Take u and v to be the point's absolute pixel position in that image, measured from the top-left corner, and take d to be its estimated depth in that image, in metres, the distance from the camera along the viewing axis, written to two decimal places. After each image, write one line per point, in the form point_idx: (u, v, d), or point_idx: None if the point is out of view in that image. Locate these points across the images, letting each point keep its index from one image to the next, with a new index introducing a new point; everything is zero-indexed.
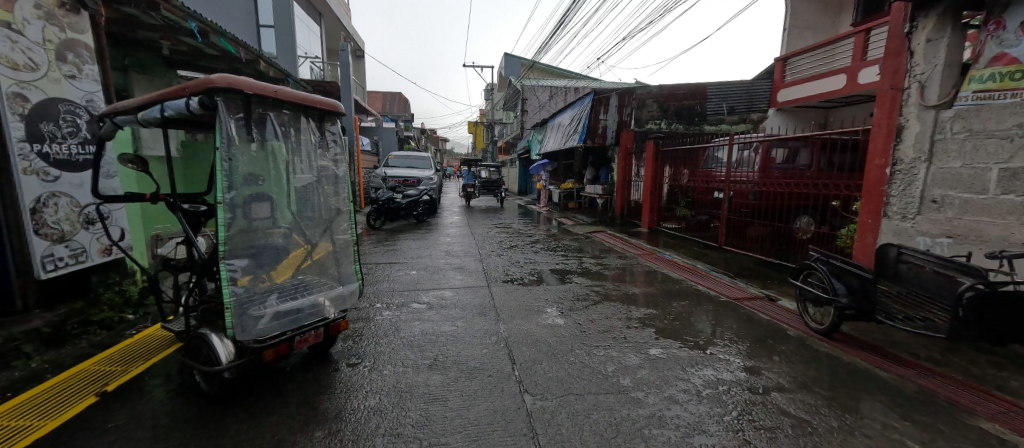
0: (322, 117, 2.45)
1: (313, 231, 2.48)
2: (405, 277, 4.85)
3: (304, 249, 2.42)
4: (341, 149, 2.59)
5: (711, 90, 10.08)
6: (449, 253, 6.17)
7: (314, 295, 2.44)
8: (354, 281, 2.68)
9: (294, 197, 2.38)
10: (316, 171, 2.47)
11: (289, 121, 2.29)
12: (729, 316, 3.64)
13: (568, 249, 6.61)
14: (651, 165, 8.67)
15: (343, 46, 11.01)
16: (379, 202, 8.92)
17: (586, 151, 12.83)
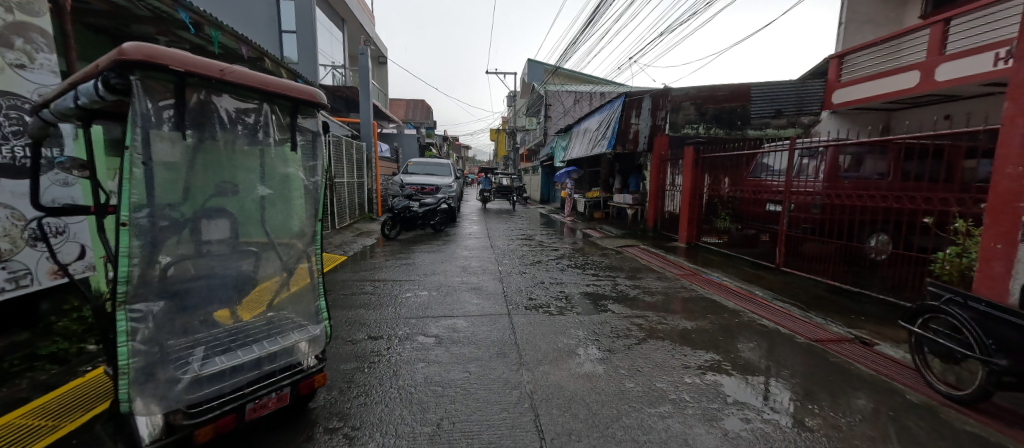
0: (295, 108, 1.90)
1: (284, 258, 1.98)
2: (414, 299, 4.23)
3: (280, 277, 1.96)
4: (321, 152, 2.04)
5: (756, 91, 9.16)
6: (466, 270, 5.55)
7: (279, 342, 1.84)
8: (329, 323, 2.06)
9: (258, 215, 1.92)
10: (280, 181, 1.94)
11: (245, 113, 1.74)
12: (817, 367, 2.84)
13: (599, 267, 5.87)
14: (689, 174, 7.82)
15: (363, 50, 10.67)
16: (395, 210, 8.42)
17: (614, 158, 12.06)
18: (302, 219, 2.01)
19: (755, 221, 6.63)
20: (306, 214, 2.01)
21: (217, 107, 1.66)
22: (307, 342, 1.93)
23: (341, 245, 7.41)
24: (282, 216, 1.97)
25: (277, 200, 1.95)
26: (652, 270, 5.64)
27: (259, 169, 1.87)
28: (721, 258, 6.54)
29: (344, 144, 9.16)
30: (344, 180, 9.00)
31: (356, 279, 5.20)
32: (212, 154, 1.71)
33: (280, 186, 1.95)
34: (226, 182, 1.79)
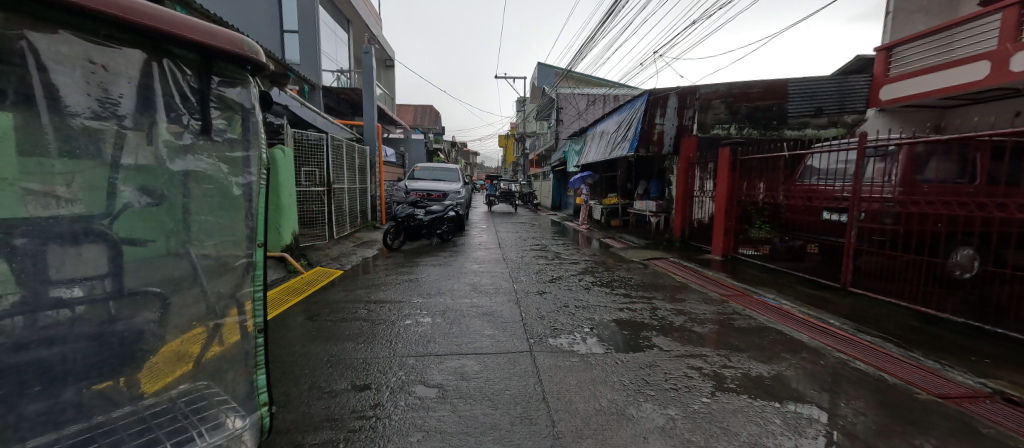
0: (209, 64, 1.43)
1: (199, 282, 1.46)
2: (414, 329, 3.50)
3: (204, 329, 1.47)
4: (251, 132, 1.56)
5: (793, 87, 8.33)
6: (476, 289, 4.81)
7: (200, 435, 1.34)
8: (257, 402, 1.60)
9: (160, 225, 1.39)
10: (188, 190, 1.43)
11: (126, 71, 1.26)
12: (971, 444, 2.02)
13: (629, 285, 5.09)
14: (723, 178, 7.00)
15: (367, 49, 10.06)
16: (399, 219, 7.76)
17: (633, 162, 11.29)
18: (223, 241, 1.52)
19: (807, 231, 5.78)
20: (226, 230, 1.53)
21: (57, 80, 1.14)
22: (241, 435, 1.45)
23: (339, 257, 6.72)
24: (190, 240, 1.45)
25: (181, 218, 1.42)
26: (694, 290, 4.85)
27: (145, 177, 1.34)
28: (767, 274, 5.70)
29: (346, 147, 8.54)
30: (345, 187, 8.34)
31: (349, 300, 4.48)
32: (62, 158, 1.17)
33: (184, 196, 1.43)
34: (95, 197, 1.24)
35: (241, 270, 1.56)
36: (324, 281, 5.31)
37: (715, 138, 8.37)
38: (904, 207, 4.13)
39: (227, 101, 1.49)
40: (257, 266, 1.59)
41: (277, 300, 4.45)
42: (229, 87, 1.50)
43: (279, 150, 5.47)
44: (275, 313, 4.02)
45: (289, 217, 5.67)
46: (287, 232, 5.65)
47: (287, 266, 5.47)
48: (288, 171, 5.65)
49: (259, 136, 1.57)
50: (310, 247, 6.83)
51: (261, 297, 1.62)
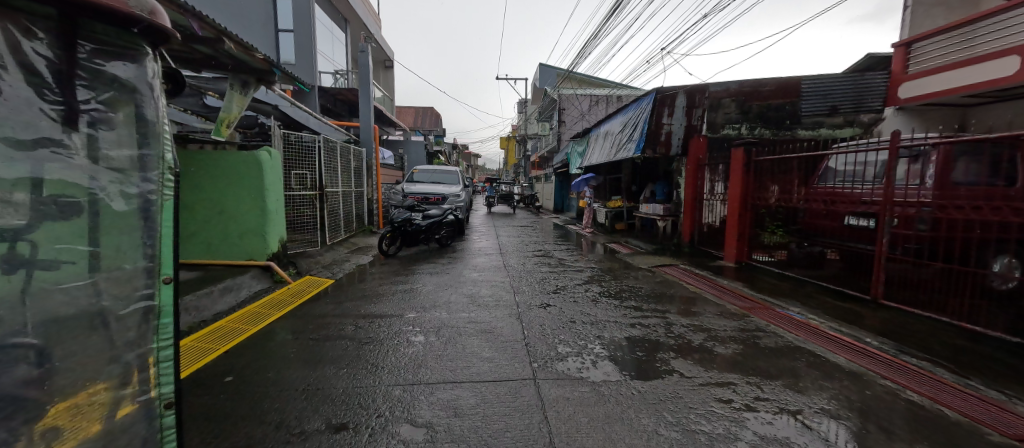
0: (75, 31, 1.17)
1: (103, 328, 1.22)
2: (403, 351, 3.13)
3: (110, 388, 1.25)
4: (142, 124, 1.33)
5: (807, 85, 7.97)
6: (474, 302, 4.44)
7: None
8: None
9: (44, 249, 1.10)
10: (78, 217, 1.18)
11: None
12: None
13: (639, 296, 4.71)
14: (737, 180, 6.62)
15: (363, 48, 9.75)
16: (394, 224, 7.42)
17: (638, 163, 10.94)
18: (120, 279, 1.27)
19: (830, 237, 5.39)
20: (125, 263, 1.28)
21: None
22: None
23: (331, 265, 6.37)
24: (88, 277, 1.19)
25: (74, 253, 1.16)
26: (710, 302, 4.47)
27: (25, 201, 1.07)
28: (786, 284, 5.32)
29: (340, 149, 8.21)
30: (339, 190, 8.00)
31: (336, 314, 4.13)
32: None
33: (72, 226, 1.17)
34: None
35: (140, 318, 1.32)
36: (312, 292, 4.96)
37: (726, 139, 8.00)
38: (943, 212, 3.74)
39: (120, 81, 1.27)
40: (163, 314, 1.39)
41: (258, 314, 4.10)
42: (117, 63, 1.27)
43: (265, 152, 5.14)
44: (254, 330, 3.67)
45: (276, 223, 5.33)
46: (274, 238, 5.31)
47: (273, 276, 5.12)
48: (275, 175, 5.31)
49: (163, 132, 1.39)
50: (301, 255, 6.48)
51: (172, 353, 1.43)
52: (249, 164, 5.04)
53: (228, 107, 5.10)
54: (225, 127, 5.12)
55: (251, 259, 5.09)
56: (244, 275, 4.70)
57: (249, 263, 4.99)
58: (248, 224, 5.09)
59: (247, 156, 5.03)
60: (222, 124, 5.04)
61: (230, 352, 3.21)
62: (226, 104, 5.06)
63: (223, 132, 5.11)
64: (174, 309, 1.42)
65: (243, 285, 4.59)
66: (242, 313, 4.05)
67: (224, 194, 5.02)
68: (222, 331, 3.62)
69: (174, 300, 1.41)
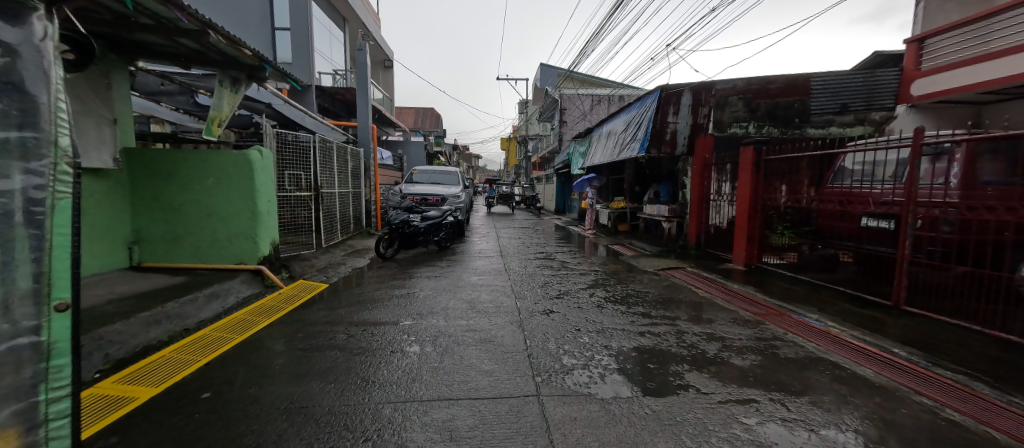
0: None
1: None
2: (397, 363, 2.92)
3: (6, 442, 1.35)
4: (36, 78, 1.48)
5: (816, 82, 7.75)
6: (473, 308, 4.22)
7: None
8: None
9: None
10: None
11: None
12: None
13: (646, 302, 4.49)
14: (745, 179, 6.39)
15: (361, 45, 9.55)
16: (392, 225, 7.20)
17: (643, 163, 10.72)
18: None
19: (844, 239, 5.16)
20: (7, 296, 1.38)
21: None
22: None
23: (326, 268, 6.16)
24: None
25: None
26: (721, 307, 4.25)
27: None
28: (800, 288, 5.10)
29: (336, 149, 8.01)
30: (335, 191, 7.80)
31: (328, 321, 3.92)
32: None
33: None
34: None
35: (28, 359, 1.43)
36: (305, 298, 4.75)
37: (733, 138, 7.78)
38: (970, 214, 3.52)
39: (9, 45, 1.41)
40: (56, 354, 1.51)
41: (246, 321, 3.89)
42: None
43: (256, 151, 4.93)
44: (240, 340, 3.46)
45: (267, 226, 5.12)
46: (266, 242, 5.10)
47: (265, 280, 4.92)
48: (266, 175, 5.10)
49: (57, 108, 1.55)
50: (295, 258, 6.28)
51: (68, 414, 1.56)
52: (239, 164, 4.83)
53: (218, 104, 4.78)
54: (217, 127, 4.79)
55: (241, 263, 4.89)
56: (233, 280, 4.49)
57: (238, 267, 4.79)
58: (238, 226, 4.88)
59: (236, 156, 4.81)
60: (213, 123, 4.72)
61: (212, 363, 3.00)
62: (216, 102, 4.75)
63: (215, 132, 4.79)
64: (68, 348, 1.55)
65: (232, 291, 4.39)
66: (229, 321, 3.84)
67: (213, 195, 4.81)
68: (206, 340, 3.41)
69: (69, 334, 1.54)
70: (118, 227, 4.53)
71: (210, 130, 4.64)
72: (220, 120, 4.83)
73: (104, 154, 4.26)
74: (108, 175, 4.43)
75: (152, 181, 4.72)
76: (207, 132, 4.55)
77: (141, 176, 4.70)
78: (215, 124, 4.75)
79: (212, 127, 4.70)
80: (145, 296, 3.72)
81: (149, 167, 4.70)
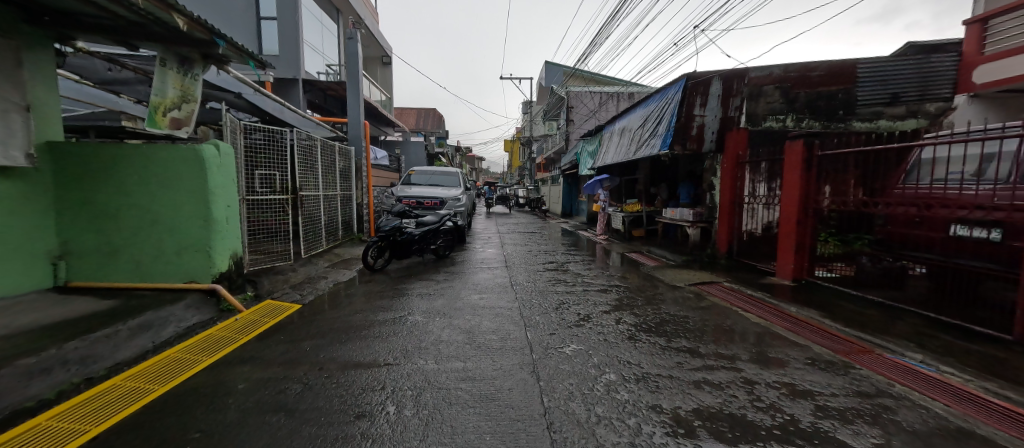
0: None
1: None
2: (362, 441, 2.03)
3: None
4: None
5: (863, 70, 6.84)
6: (471, 343, 3.31)
7: None
8: None
9: None
10: None
11: None
12: None
13: (690, 332, 3.56)
14: (790, 178, 5.40)
15: (352, 34, 8.71)
16: (383, 232, 6.31)
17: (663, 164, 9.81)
18: None
19: (924, 251, 4.23)
20: None
21: None
22: None
23: (302, 283, 5.28)
24: None
25: None
26: (790, 343, 3.33)
27: None
28: (873, 312, 4.17)
29: (320, 147, 7.14)
30: (319, 194, 6.94)
31: (285, 361, 3.04)
32: None
33: None
34: None
35: None
36: (268, 324, 3.89)
37: (769, 132, 6.84)
38: None
39: None
40: None
41: (181, 362, 3.02)
42: None
43: (210, 146, 4.06)
44: (160, 392, 2.57)
45: (226, 236, 4.25)
46: (225, 256, 4.24)
47: (220, 302, 4.06)
48: (224, 175, 4.24)
49: None
50: (267, 272, 5.41)
51: None
52: (189, 162, 3.96)
53: (161, 89, 3.94)
54: (161, 115, 3.94)
55: (192, 281, 4.03)
56: (176, 305, 3.61)
57: (187, 287, 3.92)
58: (187, 238, 4.01)
59: (184, 152, 3.95)
60: (156, 110, 3.87)
61: (103, 435, 2.13)
62: (159, 85, 3.91)
63: (159, 122, 3.94)
64: None
65: (171, 319, 3.50)
66: (155, 362, 2.95)
67: (157, 200, 3.94)
68: (113, 395, 2.53)
69: None
70: (38, 239, 3.67)
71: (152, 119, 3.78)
72: (164, 108, 3.98)
73: (13, 148, 3.38)
74: (24, 175, 3.56)
75: (82, 183, 3.86)
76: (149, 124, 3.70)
77: (70, 177, 3.85)
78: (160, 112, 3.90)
79: (155, 115, 3.85)
80: (46, 331, 2.85)
81: (79, 164, 3.84)
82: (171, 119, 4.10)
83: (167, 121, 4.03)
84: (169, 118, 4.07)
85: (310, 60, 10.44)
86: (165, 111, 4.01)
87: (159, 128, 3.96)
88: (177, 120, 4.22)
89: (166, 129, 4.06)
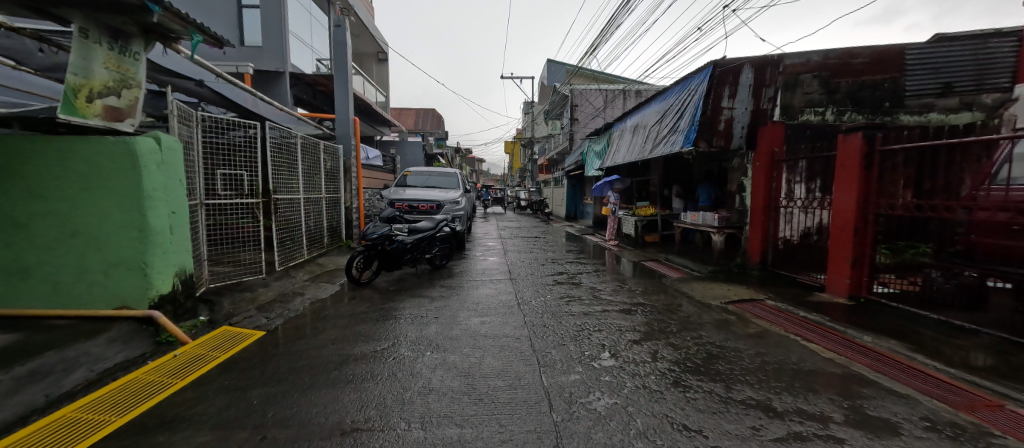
0: None
1: None
2: None
3: None
4: None
5: (913, 57, 6.03)
6: (471, 394, 2.51)
7: None
8: None
9: None
10: None
11: None
12: None
13: (752, 376, 2.77)
14: (846, 178, 4.61)
15: (339, 21, 7.95)
16: (370, 240, 5.51)
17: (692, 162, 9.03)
18: None
19: None
20: None
21: None
22: None
23: (270, 303, 4.46)
24: None
25: None
26: (890, 394, 2.53)
27: None
28: (969, 344, 3.36)
29: (301, 145, 6.36)
30: (300, 198, 6.15)
31: (220, 423, 2.24)
32: None
33: None
34: None
35: None
36: (215, 361, 3.09)
37: (807, 127, 6.05)
38: None
39: None
40: None
41: (77, 426, 2.22)
42: None
43: (144, 140, 3.29)
44: None
45: (169, 250, 3.47)
46: (168, 274, 3.47)
47: (158, 333, 3.26)
48: (166, 176, 3.47)
49: None
50: (232, 289, 4.62)
51: None
52: (117, 159, 3.18)
53: (86, 68, 3.15)
54: (87, 99, 3.12)
55: (123, 307, 3.24)
56: (93, 340, 2.81)
57: (115, 315, 3.13)
58: (115, 253, 3.22)
59: (113, 146, 3.18)
60: (79, 93, 3.07)
61: None
62: (81, 63, 3.11)
63: (87, 110, 3.12)
64: None
65: (81, 360, 2.69)
66: (35, 431, 2.15)
67: (77, 206, 3.14)
68: None
69: None
70: None
71: (70, 105, 2.96)
72: (92, 91, 3.18)
73: None
74: None
75: None
76: (65, 109, 2.89)
77: None
78: (83, 95, 3.10)
79: (76, 99, 3.03)
80: None
81: None
82: (105, 108, 3.29)
83: (98, 109, 3.22)
84: (102, 106, 3.26)
85: (298, 53, 9.68)
86: (95, 97, 3.21)
87: (89, 118, 3.14)
88: (115, 109, 3.41)
89: (99, 119, 3.24)
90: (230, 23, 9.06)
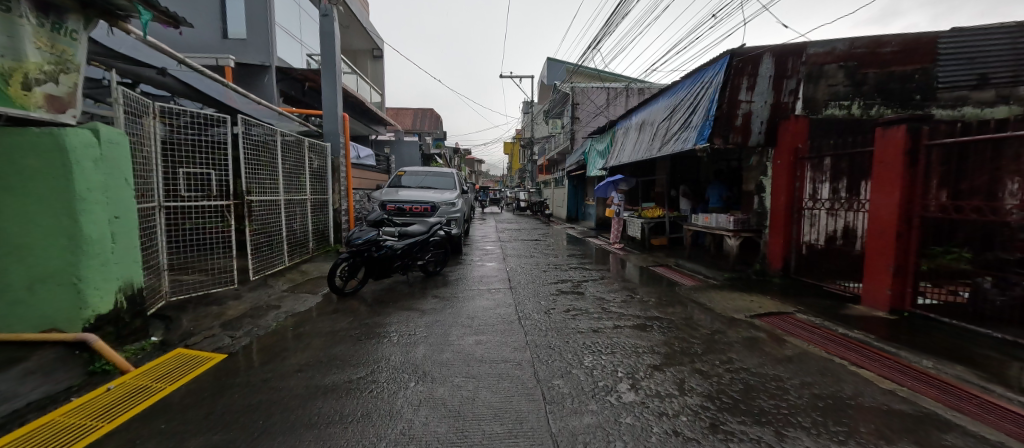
0: None
1: None
2: None
3: None
4: None
5: (947, 46, 5.50)
6: (460, 445, 2.01)
7: None
8: None
9: None
10: None
11: None
12: None
13: (807, 417, 2.26)
14: (885, 176, 4.12)
15: (326, 10, 7.47)
16: (354, 246, 5.00)
17: (702, 163, 8.58)
18: None
19: None
20: None
21: None
22: None
23: (238, 319, 3.95)
24: None
25: None
26: (981, 444, 2.03)
27: None
28: None
29: (283, 142, 5.86)
30: (281, 200, 5.64)
31: None
32: None
33: None
34: None
35: None
36: (157, 396, 2.57)
37: (831, 122, 5.56)
38: None
39: None
40: None
41: None
42: None
43: (76, 131, 2.76)
44: None
45: (108, 261, 2.95)
46: (108, 291, 2.97)
47: (93, 360, 2.76)
48: (102, 174, 2.94)
49: None
50: (197, 303, 4.11)
51: None
52: (39, 154, 2.64)
53: (14, 47, 2.47)
54: (23, 90, 2.50)
55: (51, 330, 2.73)
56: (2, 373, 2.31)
57: (39, 341, 2.61)
58: (39, 266, 2.69)
59: (37, 138, 2.63)
60: (11, 82, 2.44)
61: None
62: (8, 42, 2.44)
63: (24, 101, 2.51)
64: None
65: None
66: None
67: None
68: None
69: None
70: None
71: None
72: (27, 77, 2.54)
73: None
74: None
75: None
76: None
77: None
78: (17, 83, 2.47)
79: (8, 88, 2.41)
80: None
81: None
82: (45, 97, 2.67)
83: (38, 99, 2.60)
84: (42, 96, 2.64)
85: (286, 47, 9.19)
86: (33, 83, 2.59)
87: (29, 111, 2.54)
88: (57, 98, 2.78)
89: (43, 112, 2.64)
90: (212, 14, 8.57)
